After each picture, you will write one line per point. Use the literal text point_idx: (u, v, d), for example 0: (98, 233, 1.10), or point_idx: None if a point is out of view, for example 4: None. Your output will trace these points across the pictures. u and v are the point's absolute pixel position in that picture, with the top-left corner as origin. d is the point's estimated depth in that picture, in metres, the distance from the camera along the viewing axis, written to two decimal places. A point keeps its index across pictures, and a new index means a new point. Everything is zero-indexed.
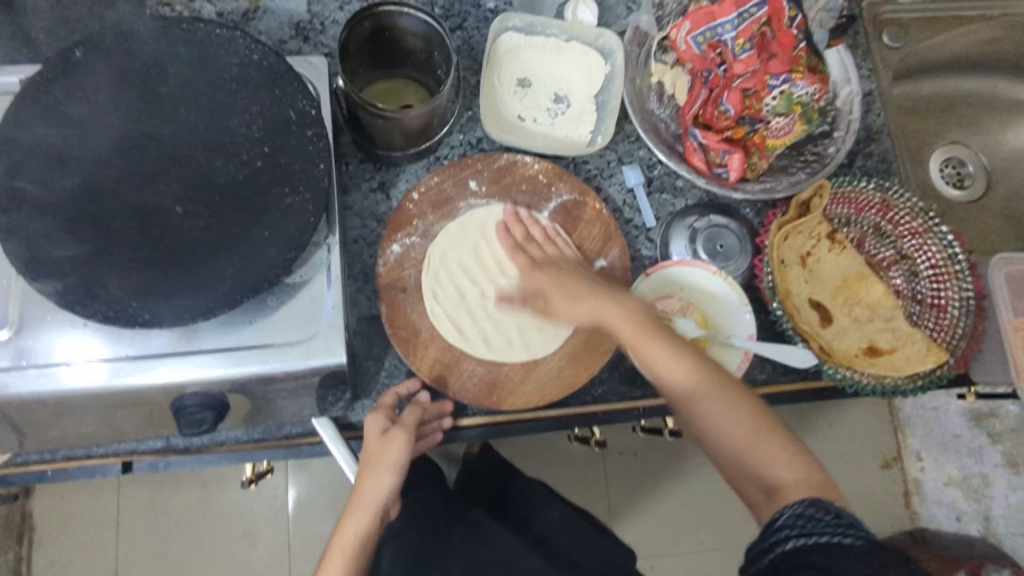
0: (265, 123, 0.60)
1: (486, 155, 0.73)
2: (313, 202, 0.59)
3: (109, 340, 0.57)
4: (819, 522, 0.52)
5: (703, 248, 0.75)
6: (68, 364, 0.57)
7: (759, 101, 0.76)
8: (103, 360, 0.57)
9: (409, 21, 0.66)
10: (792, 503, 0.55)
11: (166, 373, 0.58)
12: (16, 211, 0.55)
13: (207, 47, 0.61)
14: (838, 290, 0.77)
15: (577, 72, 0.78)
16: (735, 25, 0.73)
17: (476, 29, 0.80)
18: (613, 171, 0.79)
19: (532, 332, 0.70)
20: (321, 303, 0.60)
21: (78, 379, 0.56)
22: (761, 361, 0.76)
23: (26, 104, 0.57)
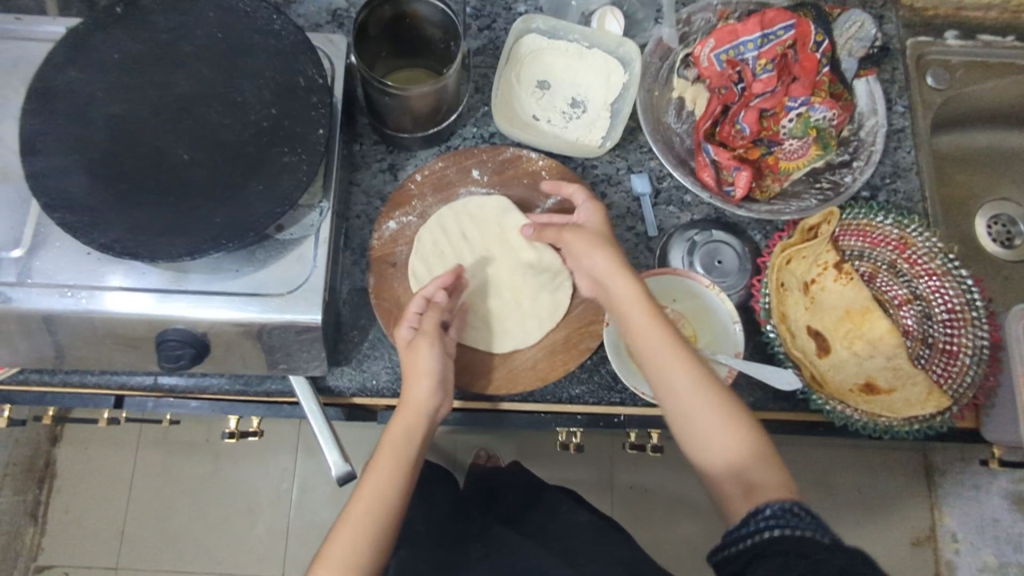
0: (275, 87, 0.63)
1: (493, 147, 0.75)
2: (307, 162, 0.62)
3: (116, 270, 0.61)
4: (803, 519, 0.52)
5: (701, 261, 0.74)
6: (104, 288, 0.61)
7: (776, 123, 0.76)
8: (121, 288, 0.61)
9: (428, 10, 0.69)
10: (773, 501, 0.54)
11: (153, 306, 0.61)
12: (40, 143, 0.60)
13: (235, 14, 0.65)
14: (839, 322, 0.74)
15: (597, 79, 0.79)
16: (758, 45, 0.75)
17: (504, 30, 0.83)
18: (621, 179, 0.79)
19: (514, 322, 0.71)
20: (306, 262, 0.63)
21: (124, 305, 0.61)
22: (750, 384, 0.73)
23: (65, 50, 0.63)
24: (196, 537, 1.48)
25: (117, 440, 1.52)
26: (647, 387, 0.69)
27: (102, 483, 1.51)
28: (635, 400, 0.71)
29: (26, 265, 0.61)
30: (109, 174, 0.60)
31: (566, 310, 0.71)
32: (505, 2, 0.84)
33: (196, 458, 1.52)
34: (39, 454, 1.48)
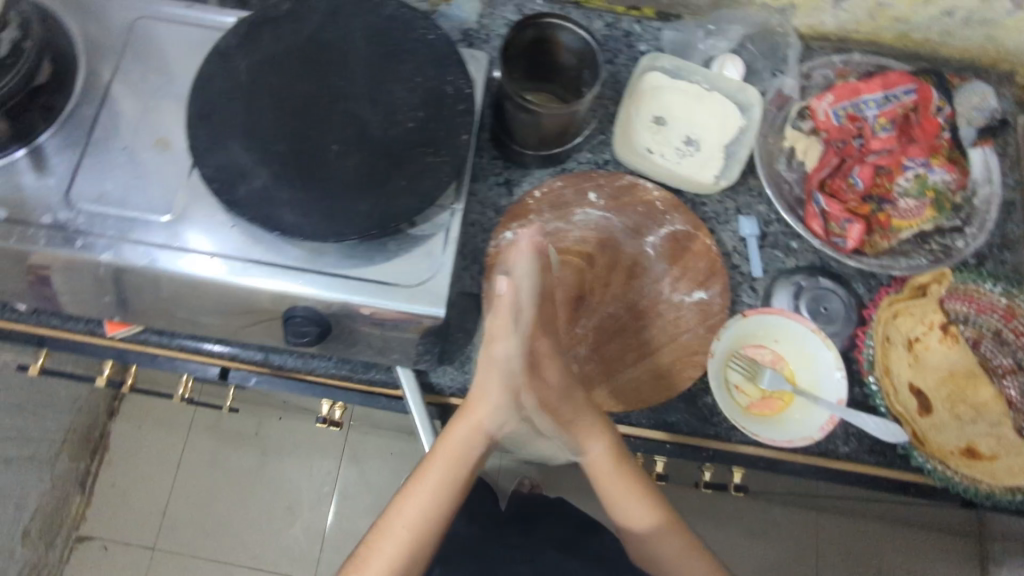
0: (424, 92, 0.67)
1: (610, 173, 0.78)
2: (450, 164, 0.65)
3: (214, 238, 0.65)
4: None
5: (806, 306, 0.76)
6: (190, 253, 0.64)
7: (890, 181, 0.78)
8: (213, 254, 0.64)
9: (569, 37, 0.72)
10: None
11: (239, 276, 0.64)
12: (207, 119, 0.65)
13: (393, 22, 0.70)
14: (941, 383, 0.74)
15: (713, 120, 0.81)
16: (880, 105, 0.78)
17: (625, 65, 0.85)
18: (729, 219, 0.80)
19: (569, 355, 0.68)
20: (433, 258, 0.65)
21: (196, 267, 0.64)
22: (846, 434, 0.74)
23: (237, 36, 0.68)
24: (234, 530, 1.47)
25: (169, 421, 1.51)
26: (747, 422, 0.71)
27: (147, 462, 1.48)
28: (729, 435, 0.73)
29: (179, 231, 0.65)
30: (267, 156, 0.64)
31: (670, 337, 0.73)
32: (627, 40, 0.86)
33: (245, 450, 1.51)
34: (96, 425, 1.48)
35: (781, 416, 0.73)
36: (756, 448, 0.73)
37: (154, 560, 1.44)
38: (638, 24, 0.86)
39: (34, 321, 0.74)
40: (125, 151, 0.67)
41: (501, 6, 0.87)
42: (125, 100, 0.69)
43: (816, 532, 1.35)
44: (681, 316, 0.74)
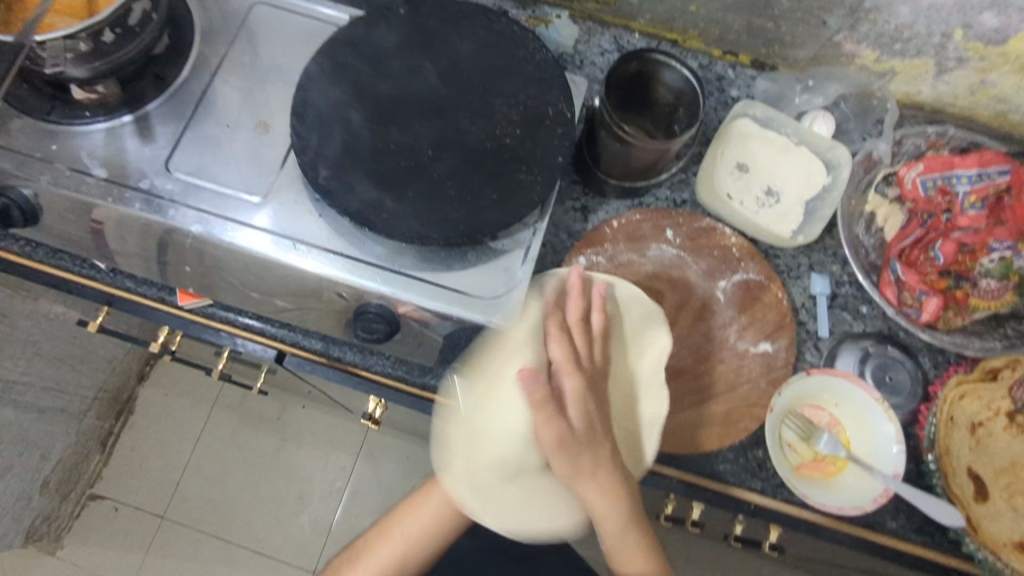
0: (525, 111, 0.68)
1: (691, 214, 0.78)
2: (542, 185, 0.66)
3: (278, 218, 0.66)
4: None
5: (872, 373, 0.75)
6: (244, 229, 0.65)
7: (972, 260, 0.76)
8: (268, 231, 0.65)
9: (672, 75, 0.73)
10: None
11: (293, 257, 0.65)
12: (313, 108, 0.66)
13: (503, 38, 0.71)
14: (1002, 472, 0.69)
15: (797, 174, 0.80)
16: (973, 181, 0.76)
17: (714, 109, 0.85)
18: (800, 275, 0.80)
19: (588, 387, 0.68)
20: (512, 273, 0.66)
21: (249, 241, 0.65)
22: (895, 509, 0.73)
23: (353, 33, 0.70)
24: (246, 510, 1.47)
25: (197, 394, 1.52)
26: (797, 481, 0.71)
27: (173, 429, 1.50)
28: (776, 492, 0.72)
29: (268, 213, 0.66)
30: (364, 153, 0.65)
31: (731, 385, 0.72)
32: (719, 84, 0.86)
33: (263, 434, 1.51)
34: (125, 387, 1.50)
35: (833, 480, 0.72)
36: (802, 509, 0.72)
37: (161, 529, 1.44)
38: (733, 68, 0.87)
39: (110, 280, 0.76)
40: (228, 128, 0.70)
41: (597, 35, 0.88)
42: (231, 81, 0.72)
43: None
44: (745, 366, 0.73)
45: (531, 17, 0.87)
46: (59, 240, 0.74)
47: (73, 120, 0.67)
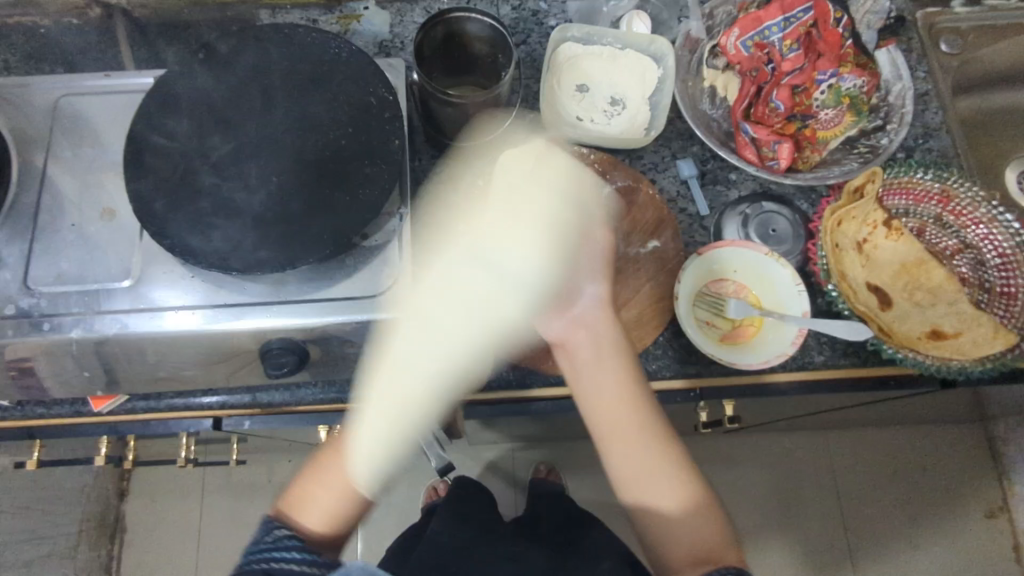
0: (350, 109, 0.69)
1: (546, 148, 0.79)
2: (388, 171, 0.67)
3: (175, 292, 0.66)
4: None
5: (756, 232, 0.79)
6: (164, 313, 0.65)
7: (808, 97, 0.81)
8: (191, 309, 0.66)
9: (477, 26, 0.75)
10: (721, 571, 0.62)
11: (221, 324, 0.65)
12: (142, 179, 0.65)
13: (307, 47, 0.72)
14: (897, 275, 0.78)
15: (631, 76, 0.83)
16: (782, 28, 0.79)
17: (540, 43, 0.88)
18: (667, 166, 0.83)
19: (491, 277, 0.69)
20: (393, 264, 0.68)
21: (175, 323, 0.65)
22: (819, 343, 0.78)
23: (159, 92, 0.69)
24: None
25: (181, 486, 1.48)
26: (723, 352, 0.74)
27: (171, 527, 1.46)
28: (710, 370, 0.76)
29: (141, 293, 0.66)
30: (209, 203, 0.65)
31: (634, 288, 0.76)
32: (536, 18, 0.89)
33: (261, 498, 1.48)
34: (109, 508, 1.44)
35: (755, 339, 0.75)
36: (738, 377, 0.76)
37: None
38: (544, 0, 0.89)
39: (22, 413, 0.74)
40: (75, 228, 0.69)
41: (409, 12, 0.89)
42: (63, 181, 0.71)
43: (825, 447, 1.46)
44: (642, 267, 0.77)
45: (342, 17, 0.88)
46: None
47: None
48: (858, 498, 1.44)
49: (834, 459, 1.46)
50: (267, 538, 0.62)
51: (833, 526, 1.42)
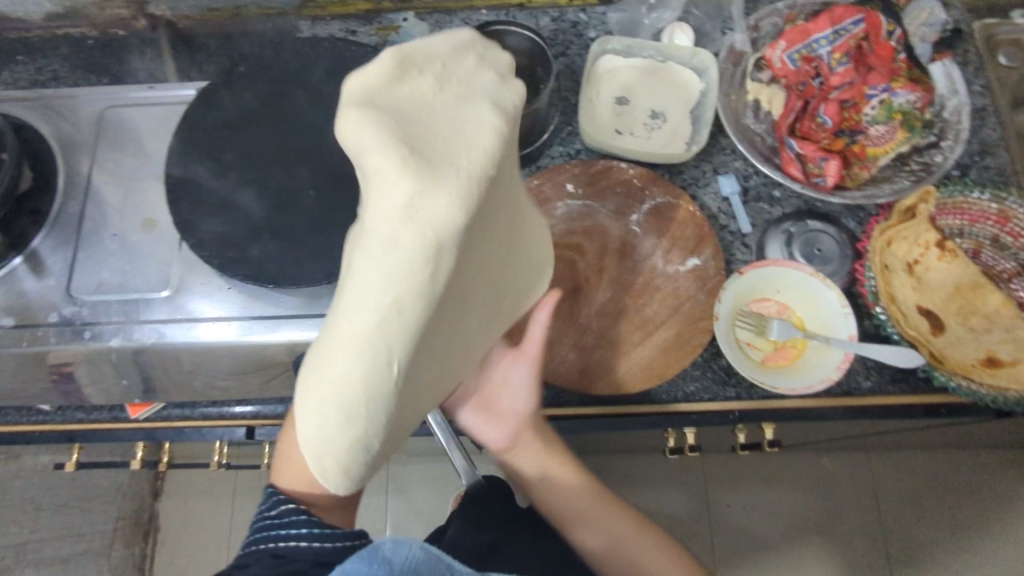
0: None
1: (583, 162, 0.78)
2: None
3: (214, 303, 0.67)
4: None
5: (800, 251, 0.77)
6: (203, 324, 0.66)
7: (857, 112, 0.78)
8: (229, 320, 0.67)
9: (516, 40, 0.75)
10: None
11: (255, 335, 0.66)
12: (183, 190, 0.66)
13: (346, 61, 0.72)
14: (949, 299, 0.74)
15: (672, 90, 0.82)
16: (831, 41, 0.78)
17: (579, 55, 0.86)
18: (708, 181, 0.81)
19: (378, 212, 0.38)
20: None
21: (213, 334, 0.66)
22: (867, 368, 0.75)
23: (200, 104, 0.70)
24: None
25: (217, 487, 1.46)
26: (765, 375, 0.72)
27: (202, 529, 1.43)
28: (750, 393, 0.73)
29: (181, 303, 0.67)
30: (247, 215, 0.65)
31: (673, 308, 0.74)
32: (575, 30, 0.88)
33: None
34: (143, 507, 1.43)
35: (798, 362, 0.73)
36: (780, 400, 0.74)
37: None
38: (583, 12, 0.88)
39: (60, 418, 0.74)
40: (116, 237, 0.70)
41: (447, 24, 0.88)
42: (106, 190, 0.72)
43: (867, 469, 1.41)
44: (682, 286, 0.74)
45: (380, 29, 0.88)
46: None
47: None
48: (901, 523, 1.38)
49: (876, 482, 1.40)
50: (271, 511, 0.46)
51: (873, 552, 1.37)
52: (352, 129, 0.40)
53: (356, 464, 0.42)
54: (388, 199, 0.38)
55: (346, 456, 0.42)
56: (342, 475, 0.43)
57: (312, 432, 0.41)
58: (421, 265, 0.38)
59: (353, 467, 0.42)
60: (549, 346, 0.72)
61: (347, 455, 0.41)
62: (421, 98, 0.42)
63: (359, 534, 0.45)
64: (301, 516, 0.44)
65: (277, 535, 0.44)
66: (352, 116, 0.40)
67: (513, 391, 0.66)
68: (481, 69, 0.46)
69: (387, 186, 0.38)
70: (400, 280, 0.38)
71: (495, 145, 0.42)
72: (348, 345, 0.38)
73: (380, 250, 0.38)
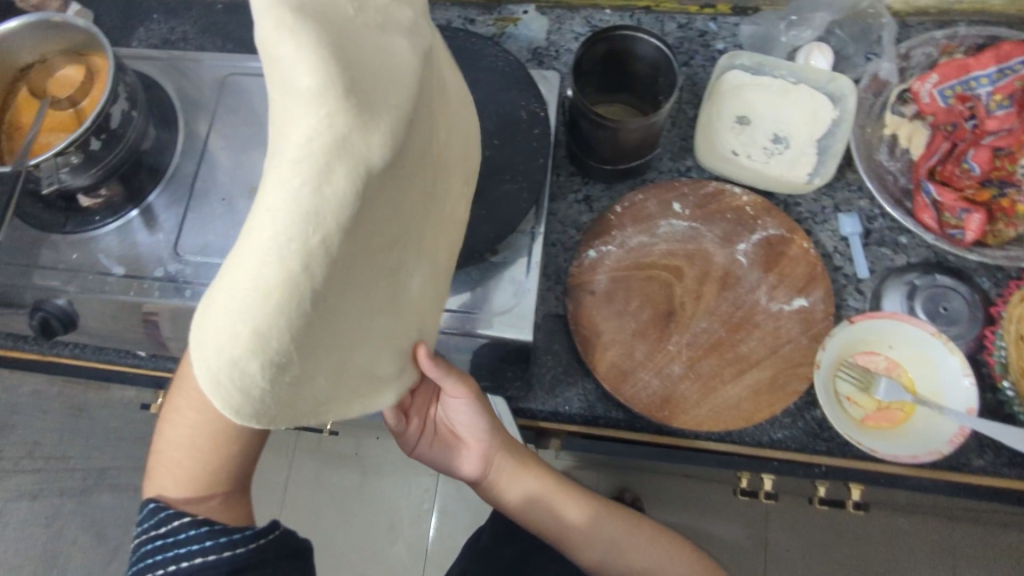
0: (498, 120, 0.66)
1: (694, 182, 0.75)
2: (529, 190, 0.64)
3: None
4: None
5: (923, 307, 0.70)
6: None
7: (1013, 163, 0.69)
8: None
9: (642, 47, 0.70)
10: None
11: None
12: None
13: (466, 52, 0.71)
14: None
15: (801, 114, 0.76)
16: (993, 80, 0.70)
17: (703, 67, 0.82)
18: (827, 218, 0.75)
19: (297, 144, 0.38)
20: (517, 284, 0.65)
21: None
22: (980, 446, 0.67)
23: None
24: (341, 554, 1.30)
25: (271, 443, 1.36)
26: (865, 437, 0.66)
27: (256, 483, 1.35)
28: (843, 451, 0.68)
29: None
30: None
31: (771, 349, 0.69)
32: (702, 40, 0.83)
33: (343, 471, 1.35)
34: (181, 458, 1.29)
35: (904, 426, 0.67)
36: (876, 464, 0.68)
37: None
38: (713, 21, 0.83)
39: (155, 364, 0.77)
40: (225, 202, 0.72)
41: (568, 21, 0.85)
42: (221, 155, 0.74)
43: None
44: (785, 327, 0.70)
45: (499, 19, 0.86)
46: (96, 337, 0.75)
47: (84, 227, 0.70)
48: None
49: None
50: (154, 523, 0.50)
51: None
52: (277, 55, 0.39)
53: (246, 404, 0.43)
54: (301, 135, 0.38)
55: (260, 378, 0.41)
56: (241, 401, 0.43)
57: (220, 357, 0.40)
58: (336, 184, 0.38)
59: (255, 389, 0.42)
60: (633, 369, 0.69)
61: (262, 373, 0.41)
62: (342, 14, 0.41)
63: (268, 528, 0.50)
64: (199, 529, 0.49)
65: (168, 555, 0.48)
66: (272, 40, 0.39)
67: (464, 425, 0.69)
68: (397, 5, 0.46)
69: (304, 117, 0.38)
70: (300, 199, 0.37)
71: (409, 91, 0.41)
72: (245, 268, 0.38)
73: (294, 180, 0.37)
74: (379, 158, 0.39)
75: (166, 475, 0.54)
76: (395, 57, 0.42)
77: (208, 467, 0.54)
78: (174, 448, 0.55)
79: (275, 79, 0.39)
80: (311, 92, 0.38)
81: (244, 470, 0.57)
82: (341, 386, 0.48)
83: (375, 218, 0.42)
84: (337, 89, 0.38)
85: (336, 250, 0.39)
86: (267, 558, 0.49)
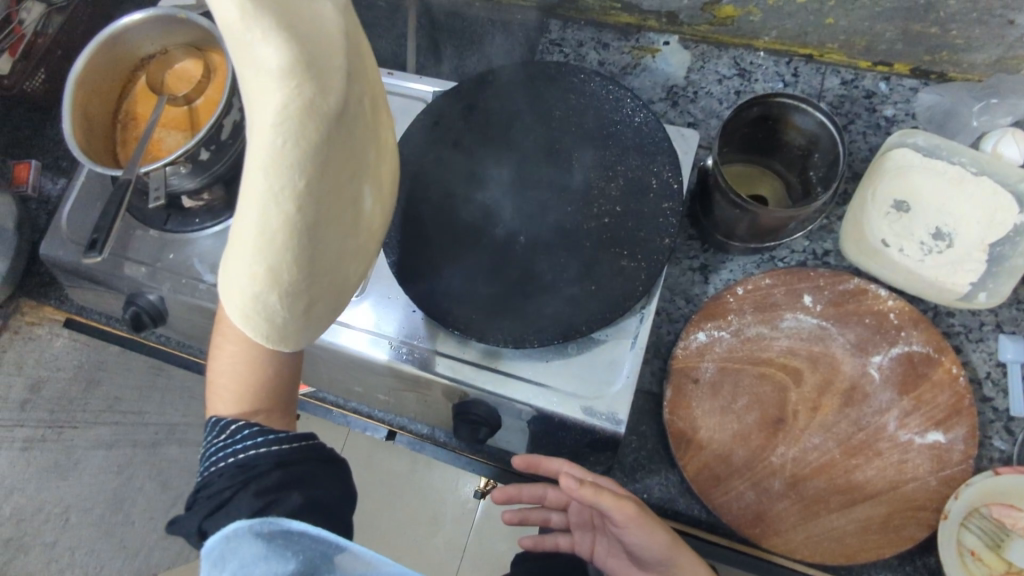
0: (624, 184, 0.60)
1: (833, 273, 0.66)
2: (647, 271, 0.57)
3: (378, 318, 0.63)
4: None
5: None
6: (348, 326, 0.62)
7: None
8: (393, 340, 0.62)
9: (803, 119, 0.61)
10: None
11: (405, 361, 0.61)
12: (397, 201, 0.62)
13: (597, 98, 0.64)
14: None
15: (976, 213, 0.65)
16: None
17: (862, 135, 0.71)
18: (983, 336, 0.66)
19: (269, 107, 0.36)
20: (617, 369, 0.59)
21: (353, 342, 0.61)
22: None
23: (435, 110, 0.65)
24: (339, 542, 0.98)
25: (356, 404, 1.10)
26: None
27: None
28: None
29: (358, 305, 0.63)
30: (450, 246, 0.61)
31: (892, 484, 0.60)
32: (869, 102, 0.72)
33: None
34: None
35: None
36: None
37: None
38: (885, 81, 0.73)
39: None
40: None
41: (714, 59, 0.76)
42: None
43: None
44: (912, 462, 0.61)
45: (636, 48, 0.78)
46: (184, 333, 0.76)
47: (185, 228, 0.68)
48: None
49: None
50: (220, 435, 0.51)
51: None
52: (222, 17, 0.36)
53: (273, 334, 0.44)
54: (274, 107, 0.36)
55: (281, 309, 0.42)
56: (269, 331, 0.44)
57: (242, 296, 0.41)
58: (313, 139, 0.37)
59: (280, 317, 0.43)
60: (728, 476, 0.62)
61: (282, 304, 0.41)
62: None
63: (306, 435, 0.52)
64: (251, 429, 0.50)
65: (230, 452, 0.50)
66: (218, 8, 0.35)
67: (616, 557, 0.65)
68: None
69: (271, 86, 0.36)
70: (280, 156, 0.36)
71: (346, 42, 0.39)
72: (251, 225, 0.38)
73: (276, 141, 0.36)
74: (338, 107, 0.38)
75: (218, 396, 0.54)
76: (323, 20, 0.38)
77: (255, 386, 0.53)
78: (221, 375, 0.54)
79: (244, 58, 0.37)
80: (280, 69, 0.35)
81: (287, 386, 0.56)
82: (344, 313, 0.49)
83: (348, 164, 0.42)
84: (303, 61, 0.36)
85: (320, 201, 0.39)
86: (307, 458, 0.51)
